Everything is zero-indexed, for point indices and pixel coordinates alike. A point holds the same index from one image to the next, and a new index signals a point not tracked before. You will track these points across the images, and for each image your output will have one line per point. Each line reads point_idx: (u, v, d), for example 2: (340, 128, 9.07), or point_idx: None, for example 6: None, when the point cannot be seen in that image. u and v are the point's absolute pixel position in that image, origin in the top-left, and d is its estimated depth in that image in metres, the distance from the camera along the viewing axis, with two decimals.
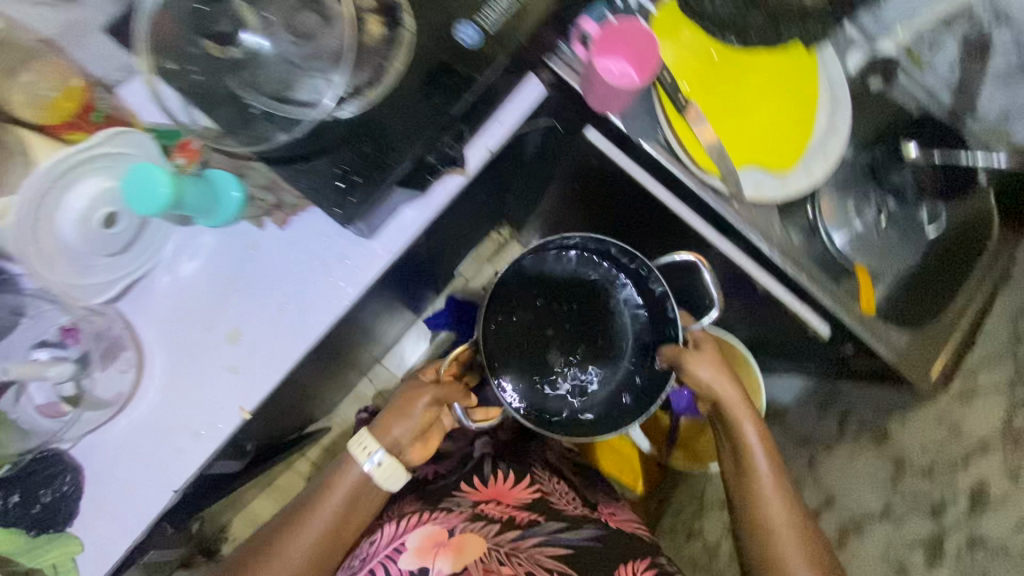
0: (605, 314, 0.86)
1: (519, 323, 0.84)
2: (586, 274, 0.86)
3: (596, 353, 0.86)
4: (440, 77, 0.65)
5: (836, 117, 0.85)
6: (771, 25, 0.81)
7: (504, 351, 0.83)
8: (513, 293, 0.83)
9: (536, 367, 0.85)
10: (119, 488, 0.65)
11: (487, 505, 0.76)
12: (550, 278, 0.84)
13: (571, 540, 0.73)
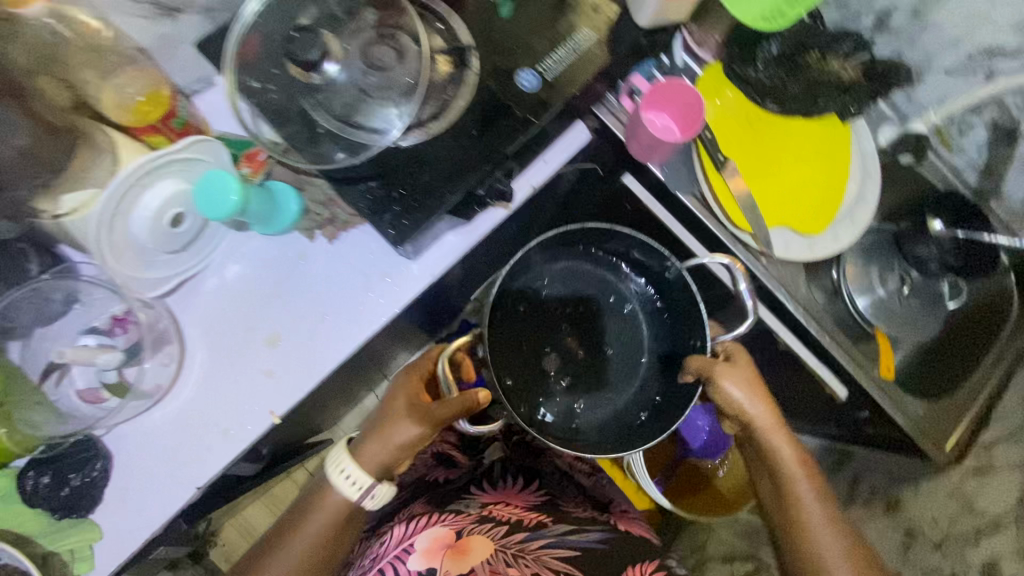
0: (615, 327, 0.82)
1: (523, 332, 0.80)
2: (603, 280, 0.82)
3: (600, 367, 0.82)
4: (499, 116, 0.69)
5: (865, 187, 0.89)
6: (809, 96, 0.85)
7: (504, 360, 0.78)
8: (518, 302, 0.80)
9: (538, 378, 0.80)
10: (146, 480, 0.66)
11: (496, 506, 0.76)
12: (558, 290, 0.82)
13: (580, 542, 0.71)
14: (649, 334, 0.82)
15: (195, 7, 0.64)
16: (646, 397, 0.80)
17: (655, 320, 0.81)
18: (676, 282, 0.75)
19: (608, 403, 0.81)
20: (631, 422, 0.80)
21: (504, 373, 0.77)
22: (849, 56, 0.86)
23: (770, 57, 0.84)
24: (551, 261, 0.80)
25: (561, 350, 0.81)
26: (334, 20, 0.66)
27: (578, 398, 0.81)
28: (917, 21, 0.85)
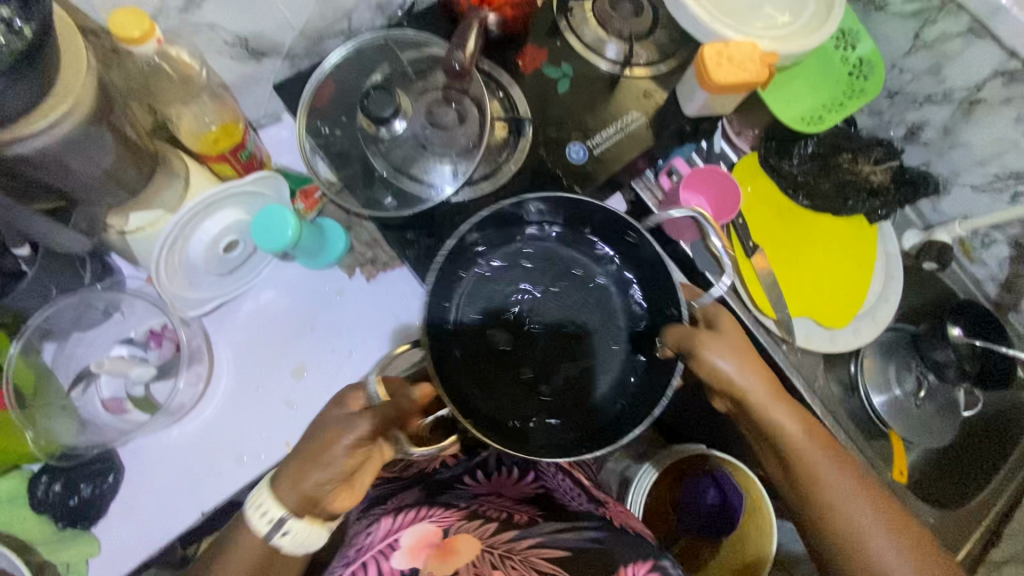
0: (586, 305, 0.65)
1: (473, 312, 0.63)
2: (572, 251, 0.65)
3: (565, 344, 0.64)
4: (551, 183, 0.73)
5: (888, 289, 0.91)
6: (838, 194, 0.89)
7: (442, 346, 0.60)
8: (470, 274, 0.63)
9: (486, 366, 0.62)
10: (154, 498, 0.65)
11: (489, 497, 0.63)
12: (516, 263, 0.64)
13: (573, 542, 0.56)
14: (625, 310, 0.64)
15: (279, 53, 0.69)
16: (624, 392, 0.63)
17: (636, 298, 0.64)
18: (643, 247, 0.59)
19: (577, 403, 0.63)
20: (604, 422, 0.62)
21: (444, 360, 0.59)
22: (879, 162, 0.91)
23: (804, 155, 0.89)
24: (509, 224, 0.63)
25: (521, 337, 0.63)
26: (403, 78, 0.71)
27: (540, 395, 0.63)
28: (947, 139, 0.88)
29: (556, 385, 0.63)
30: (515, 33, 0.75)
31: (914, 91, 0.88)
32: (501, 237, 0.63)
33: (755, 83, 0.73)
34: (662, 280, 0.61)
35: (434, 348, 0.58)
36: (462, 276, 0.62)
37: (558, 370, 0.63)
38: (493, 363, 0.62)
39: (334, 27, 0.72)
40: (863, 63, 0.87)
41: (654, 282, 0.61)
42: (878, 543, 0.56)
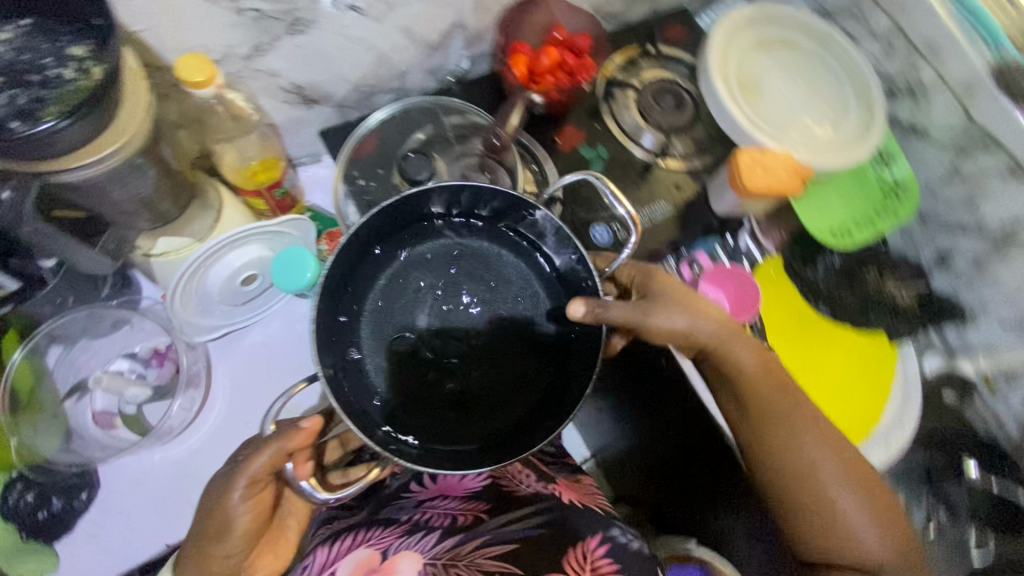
0: (506, 295, 0.62)
1: (377, 320, 0.60)
2: (481, 246, 0.62)
3: (477, 346, 0.60)
4: None
5: (906, 413, 0.87)
6: (861, 308, 0.88)
7: (338, 363, 0.56)
8: (385, 276, 0.60)
9: (406, 369, 0.59)
10: (121, 522, 0.64)
11: (434, 502, 0.63)
12: (422, 268, 0.61)
13: (522, 533, 0.57)
14: (546, 293, 0.62)
15: (331, 101, 0.72)
16: (545, 368, 0.61)
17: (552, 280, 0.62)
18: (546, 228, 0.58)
19: (503, 399, 0.60)
20: (528, 402, 0.60)
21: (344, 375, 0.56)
22: (903, 282, 0.90)
23: (832, 266, 0.88)
24: (407, 227, 0.60)
25: (440, 340, 0.60)
26: (444, 141, 0.73)
27: (460, 394, 0.59)
28: (977, 271, 0.87)
29: (473, 374, 0.60)
30: (558, 111, 0.79)
31: (948, 218, 0.88)
32: (397, 242, 0.61)
33: (785, 192, 0.73)
34: (572, 259, 0.59)
35: (330, 366, 0.54)
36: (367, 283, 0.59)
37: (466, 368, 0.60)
38: (394, 365, 0.59)
39: (387, 84, 0.75)
40: (897, 184, 0.87)
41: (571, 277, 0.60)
42: (833, 476, 0.58)
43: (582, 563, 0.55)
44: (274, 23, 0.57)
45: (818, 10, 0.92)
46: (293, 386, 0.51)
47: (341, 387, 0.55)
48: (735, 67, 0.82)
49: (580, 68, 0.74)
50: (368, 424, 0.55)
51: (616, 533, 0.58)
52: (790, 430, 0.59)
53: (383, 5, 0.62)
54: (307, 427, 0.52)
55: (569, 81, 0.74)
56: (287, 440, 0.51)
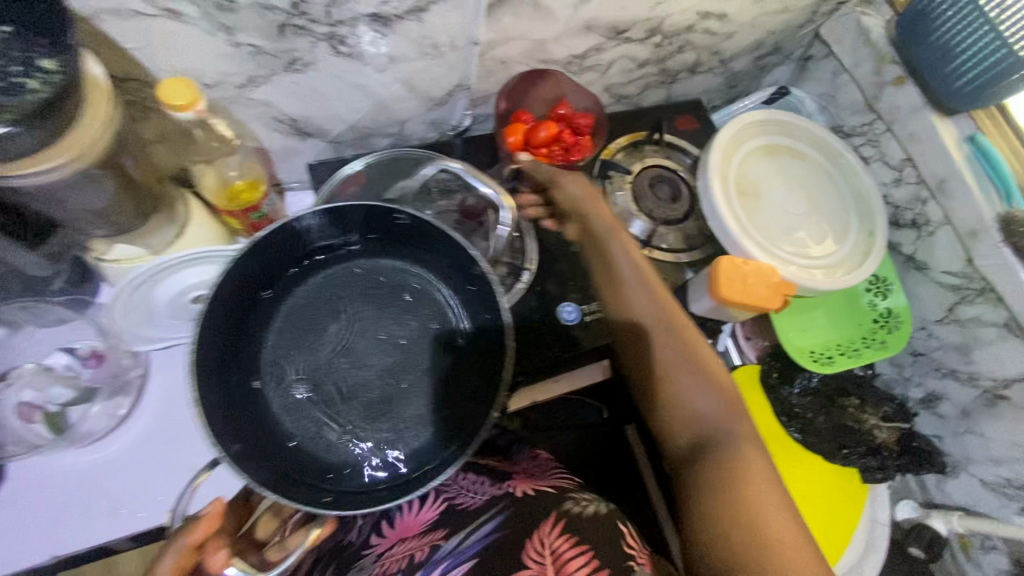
0: (418, 315, 0.59)
1: (282, 357, 0.56)
2: (386, 264, 0.60)
3: (380, 368, 0.56)
4: (532, 335, 0.73)
5: (867, 560, 0.81)
6: (835, 434, 0.84)
7: (235, 423, 0.52)
8: (283, 310, 0.57)
9: (318, 405, 0.55)
10: (14, 524, 0.62)
11: (393, 551, 0.62)
12: (321, 294, 0.58)
13: (477, 545, 0.57)
14: (464, 314, 0.59)
15: (325, 137, 0.73)
16: (461, 381, 0.57)
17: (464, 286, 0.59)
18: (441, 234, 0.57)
19: (414, 427, 0.55)
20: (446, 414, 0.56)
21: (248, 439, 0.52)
22: (885, 418, 0.85)
23: (809, 386, 0.84)
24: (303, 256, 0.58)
25: (347, 364, 0.56)
26: (428, 193, 0.74)
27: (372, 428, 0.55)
28: (964, 421, 0.82)
29: (388, 387, 0.56)
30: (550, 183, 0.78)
31: (939, 360, 0.84)
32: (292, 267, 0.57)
33: (761, 306, 0.71)
34: (477, 280, 0.57)
35: (231, 443, 0.50)
36: (268, 320, 0.57)
37: (370, 394, 0.56)
38: (299, 374, 0.56)
39: (384, 129, 0.76)
40: (890, 315, 0.84)
41: (482, 301, 0.57)
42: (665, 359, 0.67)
43: (542, 550, 0.55)
44: (271, 60, 0.58)
45: (833, 126, 0.92)
46: (198, 476, 0.53)
47: (244, 457, 0.51)
48: (736, 170, 0.81)
49: (576, 146, 0.76)
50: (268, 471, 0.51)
51: (569, 506, 0.59)
52: (641, 321, 0.69)
53: (384, 58, 0.63)
54: (206, 514, 0.53)
55: (563, 154, 0.76)
56: (187, 533, 0.53)
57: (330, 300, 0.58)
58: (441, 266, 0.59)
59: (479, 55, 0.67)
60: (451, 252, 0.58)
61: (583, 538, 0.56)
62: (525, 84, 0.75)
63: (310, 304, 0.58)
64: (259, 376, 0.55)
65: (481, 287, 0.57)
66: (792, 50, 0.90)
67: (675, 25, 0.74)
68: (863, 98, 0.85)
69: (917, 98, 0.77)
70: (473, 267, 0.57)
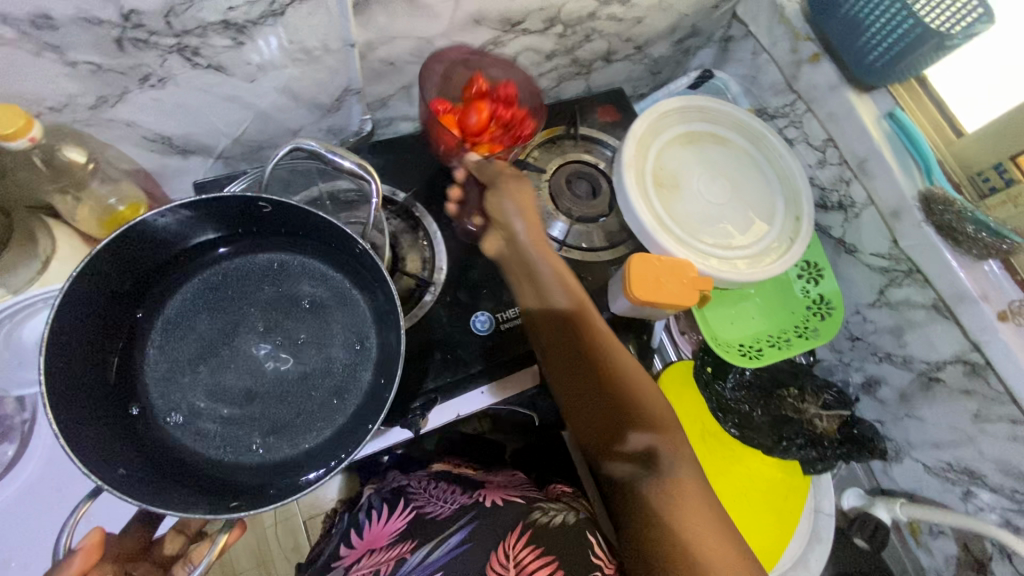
0: (311, 310, 0.60)
1: (169, 373, 0.57)
2: (262, 259, 0.60)
3: (268, 366, 0.58)
4: (444, 350, 0.70)
5: (810, 553, 0.79)
6: (774, 424, 0.82)
7: (115, 446, 0.51)
8: (157, 329, 0.57)
9: (209, 409, 0.56)
10: None
11: (362, 561, 0.64)
12: (203, 300, 0.58)
13: (441, 560, 0.58)
14: (355, 291, 0.60)
15: (210, 153, 0.69)
16: (353, 356, 0.59)
17: (353, 274, 0.60)
18: (310, 216, 0.55)
19: (319, 412, 0.57)
20: (351, 395, 0.58)
21: (133, 463, 0.51)
22: (826, 406, 0.82)
23: (742, 379, 0.83)
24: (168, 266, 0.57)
25: (238, 369, 0.57)
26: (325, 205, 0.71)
27: (274, 423, 0.57)
28: (903, 406, 0.80)
29: (283, 378, 0.58)
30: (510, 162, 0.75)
31: (876, 344, 0.82)
32: (165, 277, 0.57)
33: (677, 303, 0.68)
34: (363, 256, 0.56)
35: (114, 466, 0.49)
36: (147, 336, 0.57)
37: (256, 386, 0.57)
38: (188, 384, 0.56)
39: (277, 140, 0.72)
40: (823, 302, 0.81)
41: (372, 272, 0.57)
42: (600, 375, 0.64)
43: (506, 562, 0.57)
44: (120, 77, 0.53)
45: (758, 108, 0.88)
46: (80, 505, 0.49)
47: (131, 480, 0.49)
48: (653, 160, 0.78)
49: (523, 122, 0.70)
50: (170, 484, 0.52)
51: (537, 516, 0.61)
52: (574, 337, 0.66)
53: (252, 67, 0.59)
54: (82, 546, 0.49)
55: (512, 131, 0.70)
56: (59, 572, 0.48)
57: (207, 304, 0.58)
58: (327, 251, 0.60)
59: (360, 56, 0.63)
60: (331, 237, 0.57)
61: (547, 548, 0.57)
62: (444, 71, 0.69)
63: (186, 314, 0.58)
64: (144, 399, 0.55)
65: (366, 261, 0.57)
66: (712, 32, 0.87)
67: (575, 13, 0.71)
68: (783, 77, 0.82)
69: (834, 75, 0.75)
70: (353, 242, 0.55)
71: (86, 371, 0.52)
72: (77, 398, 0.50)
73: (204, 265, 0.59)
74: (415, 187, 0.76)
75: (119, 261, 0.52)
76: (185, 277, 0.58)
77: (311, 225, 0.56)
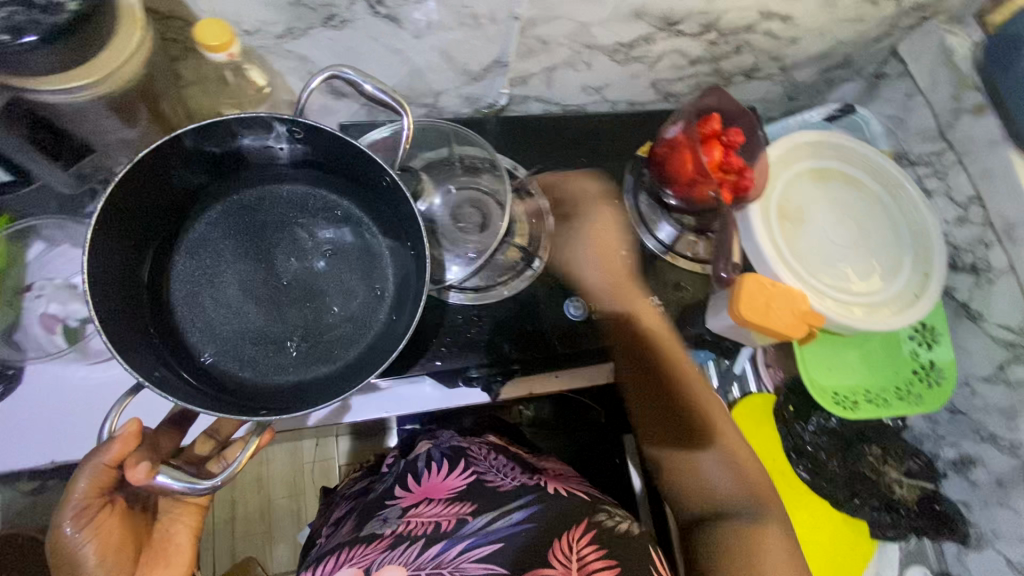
0: (334, 240, 0.62)
1: (194, 296, 0.58)
2: (280, 188, 0.61)
3: (284, 292, 0.60)
4: (536, 325, 0.72)
5: None
6: (849, 480, 0.78)
7: (137, 347, 0.52)
8: (184, 244, 0.59)
9: (225, 330, 0.58)
10: (20, 424, 0.64)
11: (419, 508, 0.66)
12: (223, 222, 0.60)
13: (503, 532, 0.61)
14: (376, 228, 0.63)
15: (359, 99, 0.73)
16: (365, 290, 0.62)
17: (373, 208, 0.62)
18: (344, 145, 0.56)
19: (334, 339, 0.60)
20: (367, 325, 0.61)
21: (155, 367, 0.53)
22: (908, 473, 0.80)
23: (826, 427, 0.79)
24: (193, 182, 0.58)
25: (266, 294, 0.59)
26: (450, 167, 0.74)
27: (286, 343, 0.59)
28: (998, 493, 0.74)
29: (299, 302, 0.60)
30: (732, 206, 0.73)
31: (980, 422, 0.76)
32: (188, 197, 0.59)
33: (785, 334, 0.69)
34: (395, 199, 0.58)
35: (143, 370, 0.51)
36: (172, 254, 0.58)
37: (272, 308, 0.59)
38: (217, 297, 0.58)
39: (419, 98, 0.76)
40: (932, 369, 0.77)
41: (399, 209, 0.59)
42: (700, 429, 0.69)
43: (569, 555, 0.59)
44: (309, 13, 0.58)
45: (897, 152, 0.85)
46: (121, 399, 0.50)
47: (159, 382, 0.51)
48: (781, 190, 0.76)
49: (745, 169, 0.70)
50: (189, 388, 0.54)
51: (602, 518, 0.63)
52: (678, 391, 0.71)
53: (422, 25, 0.62)
54: (121, 434, 0.51)
55: (736, 179, 0.70)
56: (102, 452, 0.51)
57: (230, 222, 0.60)
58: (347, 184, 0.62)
59: (519, 31, 0.66)
60: (361, 170, 0.59)
61: (611, 553, 0.59)
62: (680, 107, 0.74)
63: (209, 230, 0.60)
64: (168, 313, 0.57)
65: (392, 195, 0.58)
66: (863, 66, 0.84)
67: (733, 22, 0.70)
68: (935, 124, 0.78)
69: (997, 131, 0.70)
70: (383, 176, 0.57)
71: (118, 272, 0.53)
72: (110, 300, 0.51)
73: (219, 185, 0.60)
74: (537, 165, 0.78)
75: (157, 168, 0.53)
76: (203, 196, 0.60)
77: (338, 157, 0.58)
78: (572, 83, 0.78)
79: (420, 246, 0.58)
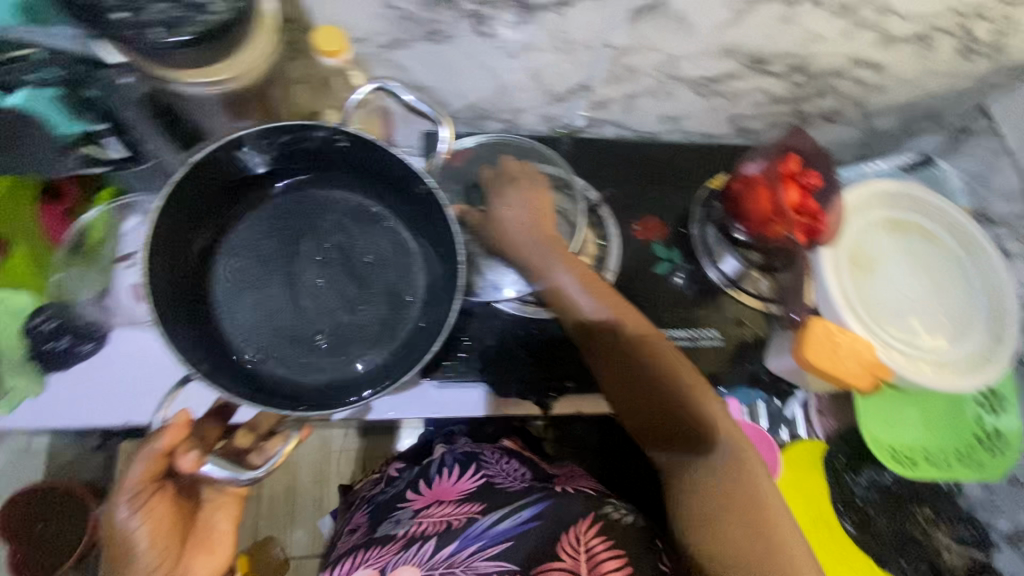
0: (365, 247, 0.64)
1: (238, 293, 0.62)
2: (315, 192, 0.65)
3: (317, 294, 0.62)
4: None
5: None
6: (897, 542, 0.77)
7: (193, 338, 0.57)
8: (229, 241, 0.63)
9: (273, 332, 0.61)
10: (104, 384, 0.68)
11: (429, 509, 0.67)
12: (267, 222, 0.64)
13: (510, 529, 0.60)
14: (411, 240, 0.65)
15: (444, 109, 0.76)
16: (398, 299, 0.64)
17: (408, 215, 0.65)
18: (383, 157, 0.58)
19: (370, 341, 0.62)
20: (398, 329, 0.63)
21: (209, 360, 0.57)
22: (960, 540, 0.78)
23: (880, 484, 0.79)
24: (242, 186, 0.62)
25: (302, 288, 0.62)
26: None
27: (322, 343, 0.62)
28: None
29: (333, 302, 0.62)
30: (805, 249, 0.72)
31: None
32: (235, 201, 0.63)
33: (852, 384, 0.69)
34: (432, 215, 0.60)
35: (198, 361, 0.55)
36: (216, 251, 0.62)
37: (309, 308, 0.62)
38: (255, 290, 0.62)
39: (500, 112, 0.78)
40: (997, 437, 0.74)
41: (432, 219, 0.60)
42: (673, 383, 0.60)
43: (576, 546, 0.59)
44: (416, 27, 0.61)
45: (975, 209, 0.83)
46: (171, 393, 0.55)
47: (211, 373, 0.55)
48: (854, 237, 0.75)
49: (821, 214, 0.68)
50: (233, 380, 0.57)
51: (608, 510, 0.62)
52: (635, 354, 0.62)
53: (518, 45, 0.65)
54: (172, 424, 0.52)
55: (810, 223, 0.68)
56: (155, 441, 0.52)
57: (275, 222, 0.64)
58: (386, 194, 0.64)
59: (610, 58, 0.68)
60: (399, 183, 0.61)
61: (618, 544, 0.58)
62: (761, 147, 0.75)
63: (251, 228, 0.63)
64: (216, 311, 0.60)
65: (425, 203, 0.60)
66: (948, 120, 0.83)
67: (823, 66, 0.71)
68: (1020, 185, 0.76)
69: None
70: (416, 185, 0.59)
71: (173, 270, 0.57)
72: (167, 292, 0.55)
73: (263, 187, 0.63)
74: (607, 188, 0.79)
75: (213, 171, 0.57)
76: (247, 200, 0.63)
77: (377, 168, 0.61)
78: (650, 112, 0.80)
79: (451, 253, 0.59)
